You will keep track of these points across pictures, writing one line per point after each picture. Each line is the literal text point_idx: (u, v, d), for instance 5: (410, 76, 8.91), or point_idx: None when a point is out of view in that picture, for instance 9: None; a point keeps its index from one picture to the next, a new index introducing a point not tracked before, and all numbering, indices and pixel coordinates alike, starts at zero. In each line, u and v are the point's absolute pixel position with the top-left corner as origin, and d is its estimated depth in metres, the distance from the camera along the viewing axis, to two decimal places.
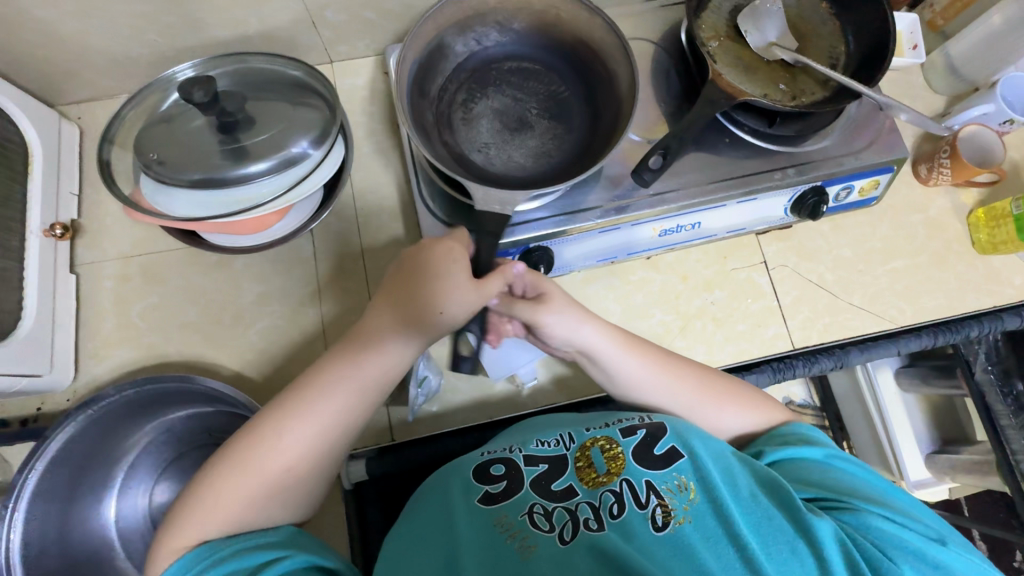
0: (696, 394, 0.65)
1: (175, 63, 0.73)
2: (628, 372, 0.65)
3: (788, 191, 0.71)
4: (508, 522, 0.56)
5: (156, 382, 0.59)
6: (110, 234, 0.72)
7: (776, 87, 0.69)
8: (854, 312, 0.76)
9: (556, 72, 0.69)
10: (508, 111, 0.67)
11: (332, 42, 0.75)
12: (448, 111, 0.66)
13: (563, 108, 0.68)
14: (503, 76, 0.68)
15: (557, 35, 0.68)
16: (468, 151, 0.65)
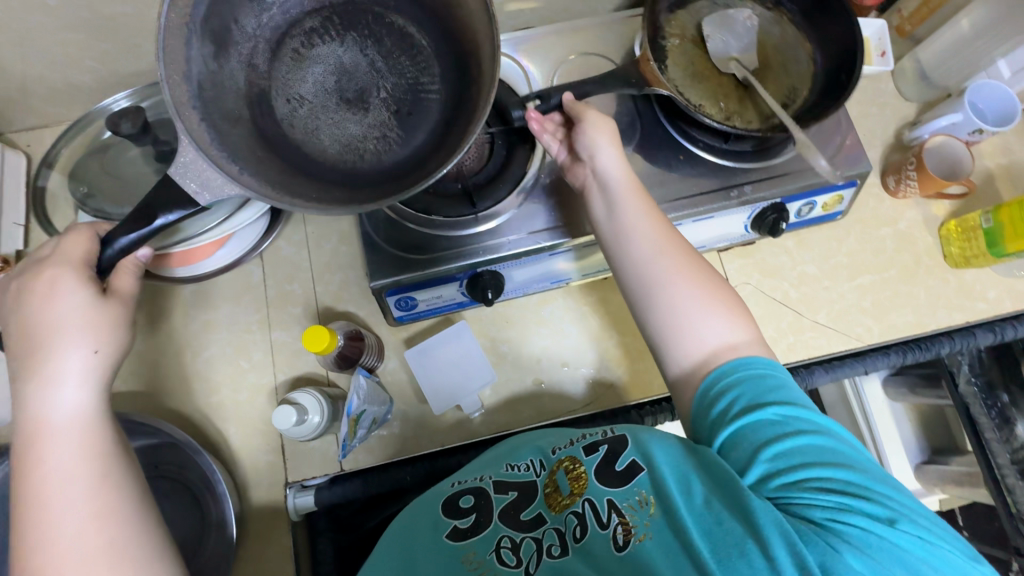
0: (696, 284, 0.57)
1: (120, 88, 0.73)
2: (651, 228, 0.59)
3: (746, 208, 0.69)
4: (476, 561, 0.52)
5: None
6: None
7: (725, 98, 0.67)
8: (819, 330, 0.74)
9: (436, 62, 0.54)
10: (352, 73, 0.54)
11: None
12: (284, 36, 0.52)
13: (412, 113, 0.53)
14: (377, 28, 0.55)
15: (450, 24, 0.52)
16: (275, 92, 0.51)
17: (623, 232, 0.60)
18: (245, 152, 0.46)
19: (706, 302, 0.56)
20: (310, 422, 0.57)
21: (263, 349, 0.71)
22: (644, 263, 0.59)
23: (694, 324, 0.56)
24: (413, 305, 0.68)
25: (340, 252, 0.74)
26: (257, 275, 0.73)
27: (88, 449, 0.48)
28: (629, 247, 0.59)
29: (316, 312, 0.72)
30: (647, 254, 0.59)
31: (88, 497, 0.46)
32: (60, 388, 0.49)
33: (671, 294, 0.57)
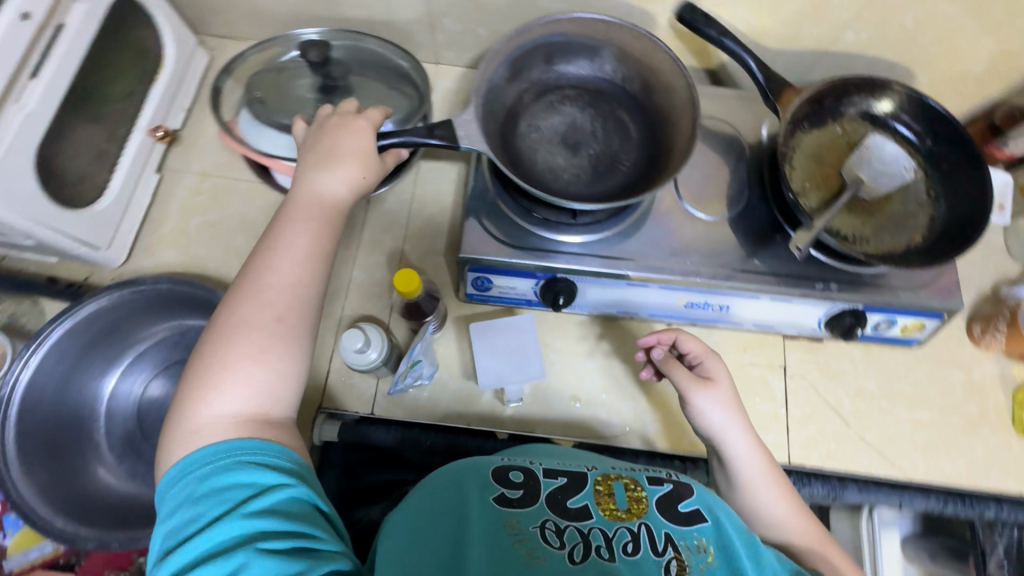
0: (750, 441, 0.63)
1: (305, 25, 0.82)
2: (742, 443, 0.63)
3: (826, 304, 0.70)
4: (518, 529, 0.52)
5: (185, 284, 0.64)
6: (199, 150, 0.79)
7: (820, 186, 0.70)
8: (863, 449, 0.73)
9: (637, 149, 0.71)
10: (578, 132, 0.72)
11: (441, 46, 0.82)
12: (548, 91, 0.73)
13: (604, 172, 0.70)
14: (610, 113, 0.73)
15: (660, 131, 0.70)
16: (523, 118, 0.72)
17: (720, 438, 0.63)
18: (490, 139, 0.65)
19: (752, 448, 0.63)
20: (369, 354, 0.61)
21: (341, 282, 0.76)
22: (746, 479, 0.63)
23: (780, 521, 0.62)
24: (487, 288, 0.72)
25: (436, 221, 0.79)
26: (358, 217, 0.79)
27: (322, 233, 0.59)
28: (739, 463, 0.63)
29: (398, 266, 0.77)
30: (774, 499, 0.62)
31: (303, 273, 0.57)
32: (328, 177, 0.61)
33: (766, 498, 0.62)
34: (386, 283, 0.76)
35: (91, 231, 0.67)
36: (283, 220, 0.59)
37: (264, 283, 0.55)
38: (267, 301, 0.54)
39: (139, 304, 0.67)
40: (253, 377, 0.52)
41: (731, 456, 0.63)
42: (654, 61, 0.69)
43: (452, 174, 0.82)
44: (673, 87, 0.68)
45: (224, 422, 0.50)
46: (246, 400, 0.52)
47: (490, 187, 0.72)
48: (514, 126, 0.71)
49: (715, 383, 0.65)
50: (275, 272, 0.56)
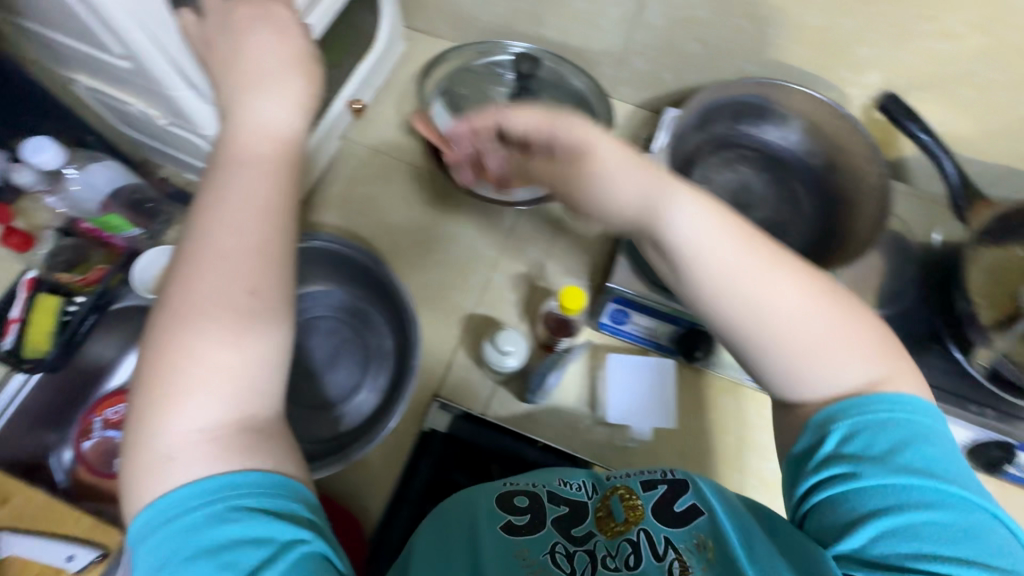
0: (771, 260, 0.42)
1: (498, 36, 0.86)
2: (688, 237, 0.43)
3: (976, 430, 0.66)
4: (529, 560, 0.43)
5: (369, 256, 0.68)
6: (376, 128, 0.84)
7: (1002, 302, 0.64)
8: None
9: (808, 224, 0.70)
10: (751, 193, 0.72)
11: (621, 82, 0.84)
12: (727, 147, 0.73)
13: (771, 239, 0.69)
14: (786, 182, 0.72)
15: (837, 211, 0.69)
16: (698, 167, 0.72)
17: (547, 129, 0.47)
18: None
19: (833, 321, 0.41)
20: (507, 357, 0.65)
21: (479, 281, 0.78)
22: (694, 258, 0.43)
23: (826, 365, 0.40)
24: (622, 321, 0.72)
25: (580, 245, 0.80)
26: (506, 223, 0.81)
27: (279, 148, 0.44)
28: (612, 189, 0.45)
29: (535, 279, 0.78)
30: (811, 324, 0.41)
31: (253, 225, 0.41)
32: (268, 101, 0.44)
33: (797, 342, 0.41)
34: (521, 292, 0.77)
35: None
36: (233, 178, 0.42)
37: (210, 252, 0.39)
38: (224, 283, 0.38)
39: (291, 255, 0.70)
40: (241, 378, 0.37)
41: (602, 198, 0.45)
42: (845, 143, 0.68)
43: None
44: (862, 171, 0.67)
45: (201, 441, 0.35)
46: (225, 404, 0.36)
47: None
48: (689, 174, 0.71)
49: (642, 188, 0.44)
50: (219, 241, 0.39)
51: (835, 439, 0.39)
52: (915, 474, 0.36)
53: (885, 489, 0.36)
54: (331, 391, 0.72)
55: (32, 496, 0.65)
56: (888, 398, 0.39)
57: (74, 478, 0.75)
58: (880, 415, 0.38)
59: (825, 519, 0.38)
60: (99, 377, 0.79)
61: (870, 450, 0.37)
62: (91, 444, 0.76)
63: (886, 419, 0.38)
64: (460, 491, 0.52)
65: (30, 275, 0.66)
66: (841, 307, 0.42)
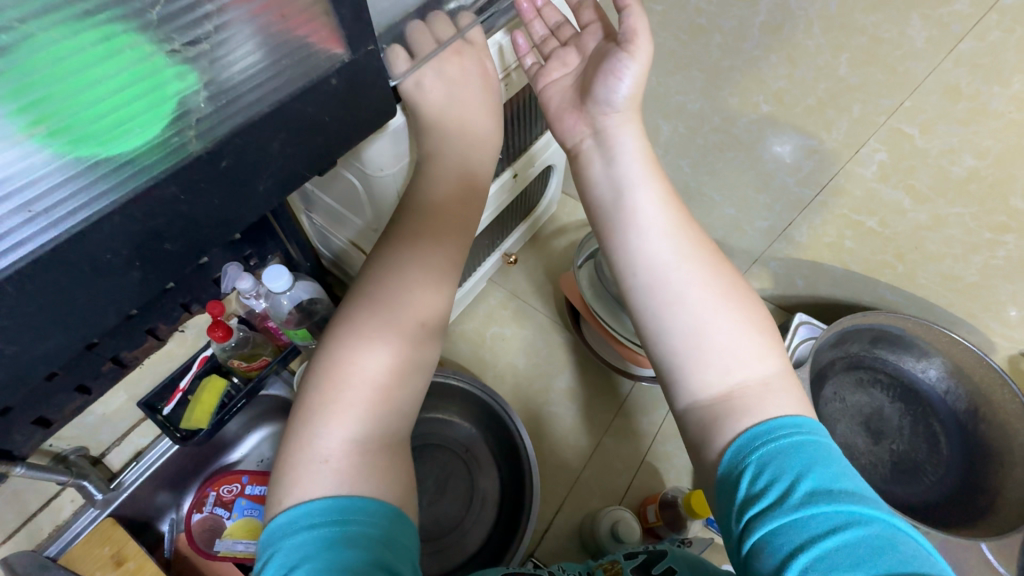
0: (741, 317, 0.42)
1: None
2: (728, 317, 0.41)
3: None
4: None
5: (498, 401, 0.71)
6: (516, 273, 0.92)
7: None
8: None
9: (944, 467, 0.70)
10: (884, 420, 0.73)
11: (750, 273, 0.89)
12: (863, 368, 0.75)
13: (904, 475, 0.70)
14: (920, 416, 0.73)
15: (978, 464, 0.68)
16: (830, 383, 0.73)
17: (612, 206, 0.47)
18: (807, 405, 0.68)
19: (778, 376, 0.40)
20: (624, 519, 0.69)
21: (590, 441, 0.80)
22: (702, 333, 0.41)
23: (736, 368, 0.40)
24: None
25: None
26: (624, 388, 0.84)
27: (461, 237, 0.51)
28: (657, 273, 0.44)
29: (646, 451, 0.79)
30: (727, 328, 0.41)
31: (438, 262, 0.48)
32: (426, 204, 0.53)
33: (698, 329, 0.41)
34: (629, 463, 0.78)
35: None
36: (427, 233, 0.49)
37: (400, 283, 0.45)
38: (396, 306, 0.44)
39: (432, 387, 0.74)
40: (392, 400, 0.41)
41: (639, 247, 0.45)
42: (993, 396, 0.67)
43: None
44: (1011, 431, 0.66)
45: (353, 453, 0.38)
46: (377, 423, 0.40)
47: None
48: (823, 391, 0.73)
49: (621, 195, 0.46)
50: (412, 270, 0.46)
51: (776, 487, 0.34)
52: (827, 500, 0.32)
53: (805, 523, 0.31)
54: (436, 524, 0.73)
55: (144, 564, 0.68)
56: (792, 422, 0.37)
57: (178, 547, 0.79)
58: (801, 437, 0.36)
59: (758, 568, 0.32)
60: (222, 449, 0.85)
61: (770, 458, 0.35)
62: (200, 516, 0.79)
63: (795, 442, 0.35)
64: None
65: (205, 352, 0.75)
66: (782, 372, 0.41)
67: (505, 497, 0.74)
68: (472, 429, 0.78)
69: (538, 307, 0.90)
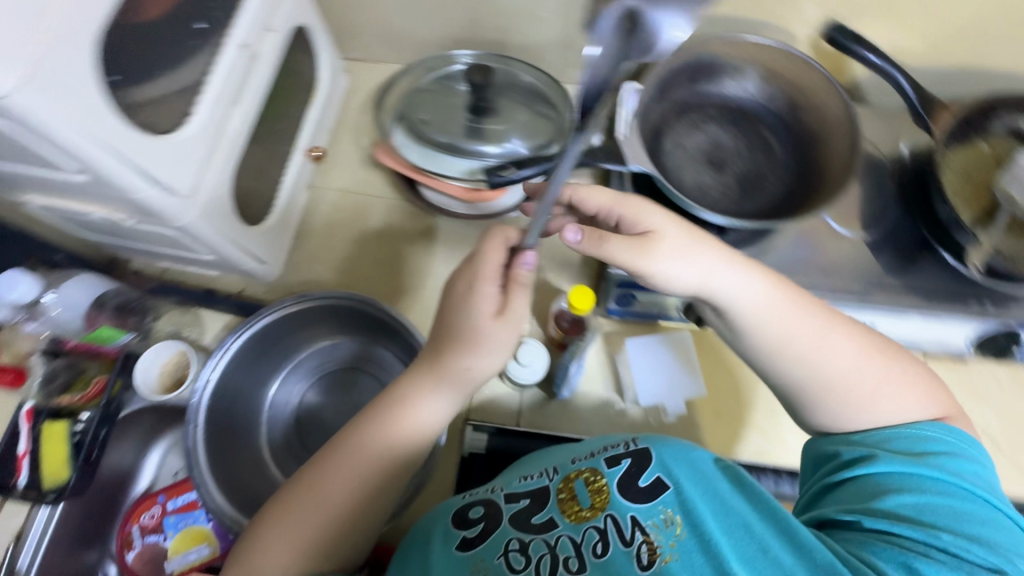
0: (767, 275, 0.54)
1: (441, 49, 0.85)
2: (732, 274, 0.53)
3: (977, 324, 0.69)
4: (483, 569, 0.48)
5: (358, 299, 0.66)
6: (341, 169, 0.83)
7: (970, 204, 0.70)
8: (1013, 471, 0.71)
9: (783, 168, 0.70)
10: (723, 149, 0.72)
11: (571, 66, 0.84)
12: (691, 110, 0.73)
13: (752, 190, 0.69)
14: (752, 132, 0.73)
15: (809, 151, 0.70)
16: (667, 136, 0.72)
17: (605, 257, 0.52)
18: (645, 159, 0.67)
19: (772, 296, 0.54)
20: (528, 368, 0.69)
21: None
22: (772, 338, 0.53)
23: (820, 359, 0.52)
24: (630, 303, 0.72)
25: (569, 237, 0.81)
26: (494, 232, 0.81)
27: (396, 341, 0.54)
28: (789, 341, 0.53)
29: (536, 280, 0.79)
30: (754, 298, 0.53)
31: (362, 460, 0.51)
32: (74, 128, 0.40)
33: (807, 350, 0.52)
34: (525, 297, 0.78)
35: (265, 245, 0.71)
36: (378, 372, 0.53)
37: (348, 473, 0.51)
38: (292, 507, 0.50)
39: (293, 320, 0.67)
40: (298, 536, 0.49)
41: (726, 299, 0.54)
42: (801, 81, 0.68)
43: None
44: (825, 107, 0.67)
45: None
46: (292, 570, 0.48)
47: None
48: (660, 145, 0.71)
49: (656, 237, 0.53)
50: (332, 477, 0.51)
51: (865, 456, 0.48)
52: (922, 464, 0.46)
53: (903, 478, 0.46)
54: None
55: None
56: (948, 438, 0.48)
57: None
58: (948, 447, 0.48)
59: (851, 484, 0.48)
60: (123, 485, 0.77)
61: (870, 443, 0.49)
62: (134, 553, 0.73)
63: (948, 464, 0.46)
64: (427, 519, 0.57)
65: (26, 405, 0.64)
66: (844, 328, 0.54)
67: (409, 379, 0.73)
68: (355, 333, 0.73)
69: (378, 193, 0.82)
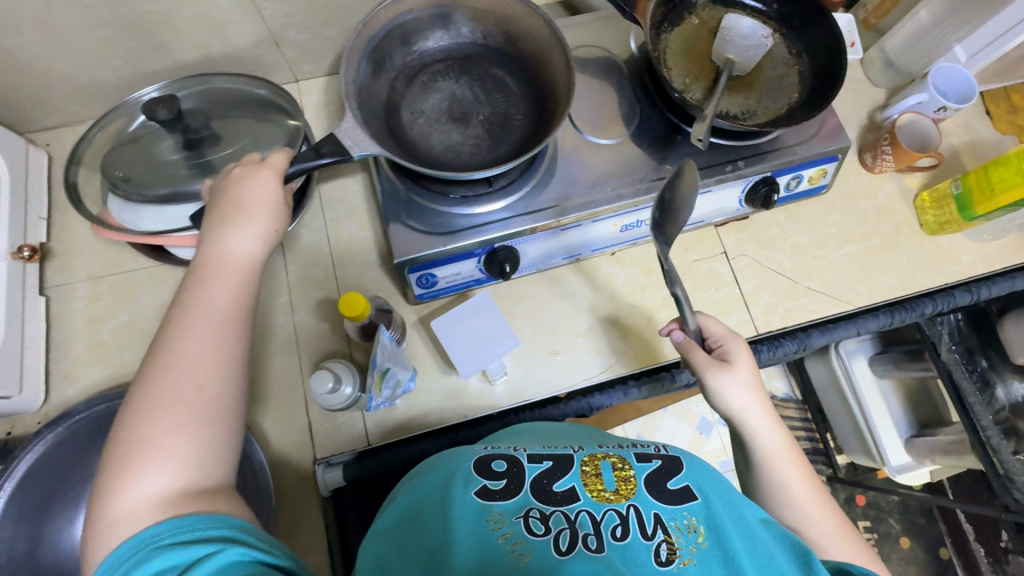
0: (799, 478, 0.61)
1: (143, 86, 0.75)
2: (774, 436, 0.63)
3: (740, 182, 0.74)
4: (501, 522, 0.51)
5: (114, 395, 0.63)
6: (80, 256, 0.73)
7: (699, 76, 0.73)
8: (809, 297, 0.79)
9: (522, 101, 0.70)
10: (461, 102, 0.70)
11: (295, 61, 0.78)
12: (418, 72, 0.70)
13: (500, 133, 0.68)
14: (483, 74, 0.71)
15: (539, 76, 0.69)
16: (403, 107, 0.69)
17: (738, 420, 0.63)
18: (379, 139, 0.63)
19: (814, 494, 0.61)
20: (343, 390, 0.62)
21: (288, 331, 0.72)
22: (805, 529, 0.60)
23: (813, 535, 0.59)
24: (433, 282, 0.72)
25: (359, 238, 0.77)
26: (280, 261, 0.75)
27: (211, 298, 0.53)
28: (786, 487, 0.61)
29: (340, 293, 0.74)
30: (803, 503, 0.60)
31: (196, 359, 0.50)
32: None
33: (780, 479, 0.61)
34: (334, 314, 0.73)
35: None
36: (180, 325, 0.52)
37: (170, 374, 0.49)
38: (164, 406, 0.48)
39: (63, 450, 0.62)
40: (179, 456, 0.47)
41: (752, 437, 0.63)
42: (503, 9, 0.67)
43: (359, 187, 0.79)
44: (533, 27, 0.67)
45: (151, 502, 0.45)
46: (172, 475, 0.47)
47: (399, 185, 0.70)
48: (398, 118, 0.68)
49: (735, 366, 0.64)
50: (178, 344, 0.51)
51: None
52: None
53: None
54: None
55: None
56: None
57: None
58: None
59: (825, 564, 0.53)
60: None
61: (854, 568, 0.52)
62: None
63: None
64: (435, 460, 0.60)
65: None
66: (815, 495, 0.61)
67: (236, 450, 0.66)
68: None
69: (133, 266, 0.73)
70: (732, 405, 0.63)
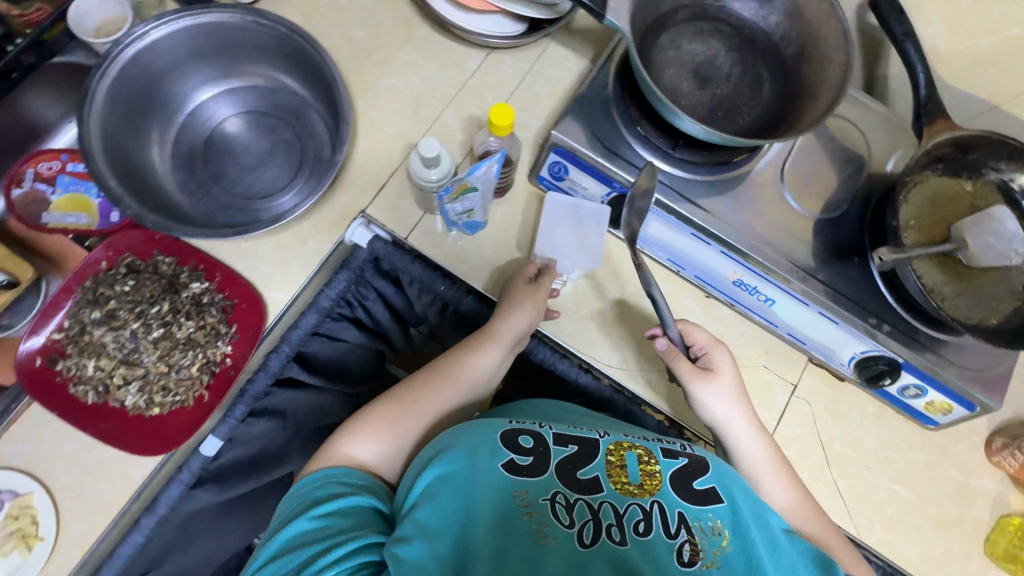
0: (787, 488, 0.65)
1: None
2: (761, 450, 0.66)
3: (866, 342, 0.68)
4: (528, 500, 0.54)
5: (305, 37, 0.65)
6: None
7: (924, 229, 0.67)
8: (824, 487, 0.72)
9: (760, 109, 0.67)
10: (713, 69, 0.69)
11: None
12: (702, 19, 0.70)
13: (719, 116, 0.67)
14: (749, 65, 0.69)
15: (793, 100, 0.66)
16: (667, 33, 0.69)
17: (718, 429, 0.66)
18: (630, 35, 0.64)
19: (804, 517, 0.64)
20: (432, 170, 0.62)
21: (431, 112, 0.76)
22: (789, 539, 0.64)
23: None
24: (560, 178, 0.73)
25: (541, 100, 0.78)
26: (473, 64, 0.78)
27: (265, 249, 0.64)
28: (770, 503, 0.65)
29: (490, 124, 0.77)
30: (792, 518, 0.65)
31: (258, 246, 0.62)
32: None
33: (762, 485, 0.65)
34: (472, 133, 0.76)
35: None
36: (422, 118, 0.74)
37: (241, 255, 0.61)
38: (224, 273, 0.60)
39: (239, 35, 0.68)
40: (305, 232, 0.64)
41: (734, 445, 0.66)
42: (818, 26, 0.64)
43: (577, 68, 0.80)
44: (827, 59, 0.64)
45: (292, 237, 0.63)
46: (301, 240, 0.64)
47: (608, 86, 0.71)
48: (656, 37, 0.68)
49: (717, 373, 0.67)
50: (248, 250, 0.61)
51: None
52: None
53: None
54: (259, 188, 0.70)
55: None
56: None
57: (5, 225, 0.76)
58: None
59: None
60: None
61: None
62: (21, 192, 0.74)
63: None
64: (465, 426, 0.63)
65: None
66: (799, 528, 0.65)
67: (322, 152, 0.72)
68: (295, 83, 0.72)
69: None
70: (712, 412, 0.66)
